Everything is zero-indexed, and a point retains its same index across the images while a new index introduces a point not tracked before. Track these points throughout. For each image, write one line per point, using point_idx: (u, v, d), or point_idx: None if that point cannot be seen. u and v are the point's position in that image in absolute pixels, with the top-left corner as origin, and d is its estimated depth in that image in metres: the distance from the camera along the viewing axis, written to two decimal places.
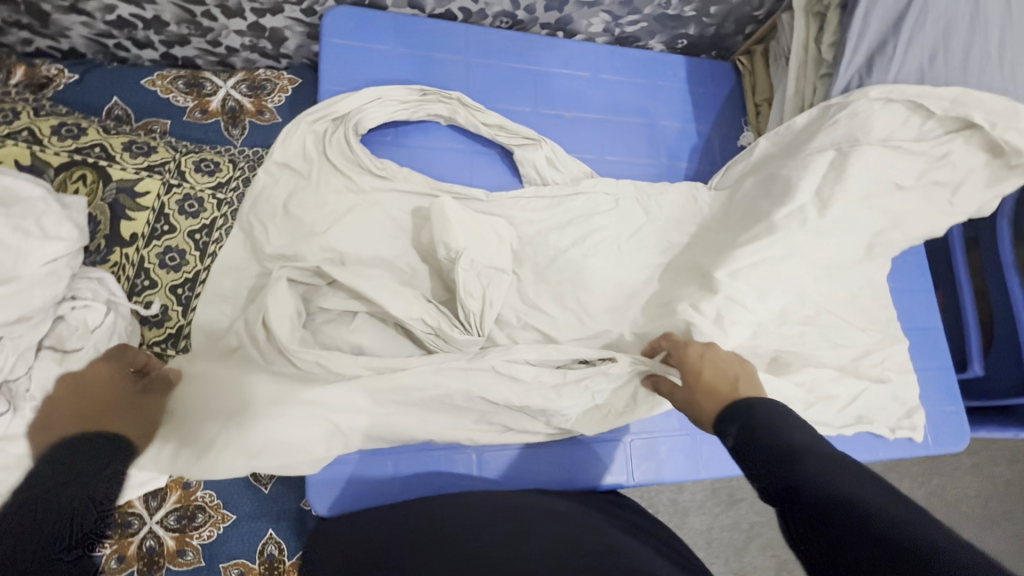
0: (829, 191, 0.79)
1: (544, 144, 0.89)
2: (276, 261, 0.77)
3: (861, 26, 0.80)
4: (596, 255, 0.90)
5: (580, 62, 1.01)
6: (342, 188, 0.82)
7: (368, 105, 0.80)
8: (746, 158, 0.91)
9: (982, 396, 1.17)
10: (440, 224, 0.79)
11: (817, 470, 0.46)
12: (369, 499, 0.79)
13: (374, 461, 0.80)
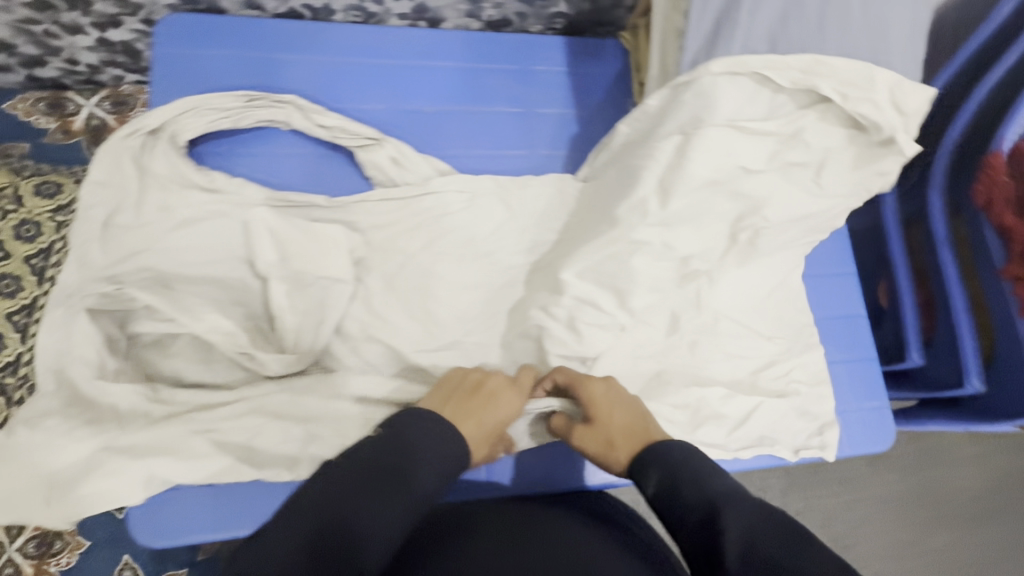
0: (671, 180, 0.74)
1: (386, 143, 0.84)
2: (90, 285, 0.74)
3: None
4: (449, 258, 0.85)
5: (440, 52, 0.95)
6: (165, 205, 0.78)
7: (182, 115, 0.76)
8: (606, 146, 0.85)
9: (924, 386, 1.07)
10: (250, 241, 0.78)
11: (739, 520, 0.55)
12: (196, 527, 0.73)
13: (199, 495, 0.73)
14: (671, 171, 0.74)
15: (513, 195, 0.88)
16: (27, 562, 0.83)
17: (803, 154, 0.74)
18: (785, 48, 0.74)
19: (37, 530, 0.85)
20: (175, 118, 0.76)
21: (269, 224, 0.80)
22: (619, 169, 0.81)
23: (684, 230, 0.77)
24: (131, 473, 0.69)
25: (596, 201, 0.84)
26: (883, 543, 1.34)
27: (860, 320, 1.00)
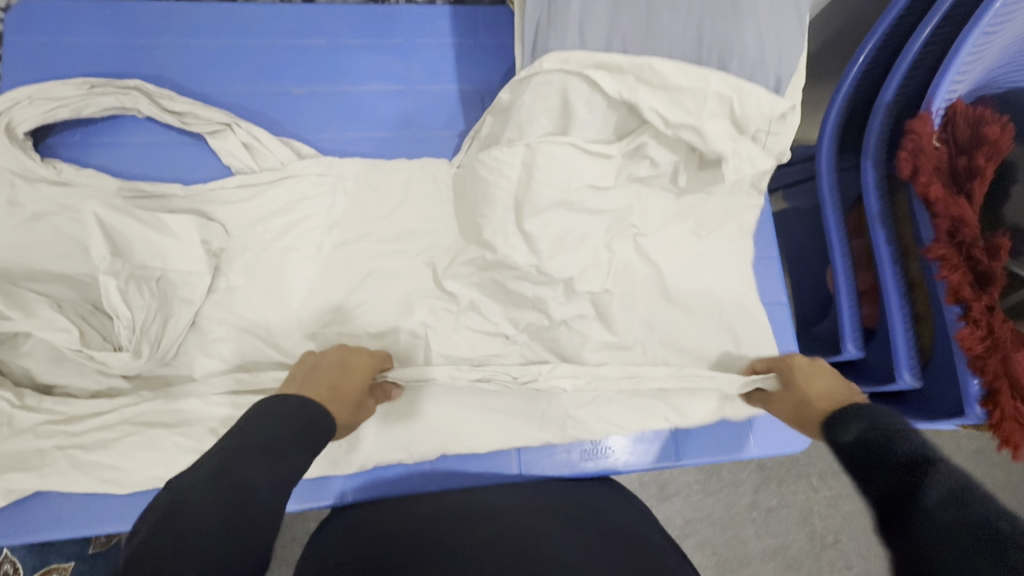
0: (509, 162, 0.70)
1: (237, 128, 0.81)
2: None
3: None
4: (310, 248, 0.81)
5: (313, 29, 0.89)
6: (6, 202, 0.75)
7: (15, 106, 0.75)
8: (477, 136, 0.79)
9: (866, 377, 0.94)
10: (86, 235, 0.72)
11: (946, 468, 0.43)
12: (36, 528, 0.71)
13: (43, 505, 0.72)
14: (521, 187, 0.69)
15: (382, 179, 0.84)
16: None
17: (653, 168, 0.71)
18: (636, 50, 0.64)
19: None
20: (6, 109, 0.75)
21: (103, 218, 0.72)
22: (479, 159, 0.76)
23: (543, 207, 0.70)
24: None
25: (465, 188, 0.79)
26: (864, 545, 1.20)
27: (779, 309, 0.90)
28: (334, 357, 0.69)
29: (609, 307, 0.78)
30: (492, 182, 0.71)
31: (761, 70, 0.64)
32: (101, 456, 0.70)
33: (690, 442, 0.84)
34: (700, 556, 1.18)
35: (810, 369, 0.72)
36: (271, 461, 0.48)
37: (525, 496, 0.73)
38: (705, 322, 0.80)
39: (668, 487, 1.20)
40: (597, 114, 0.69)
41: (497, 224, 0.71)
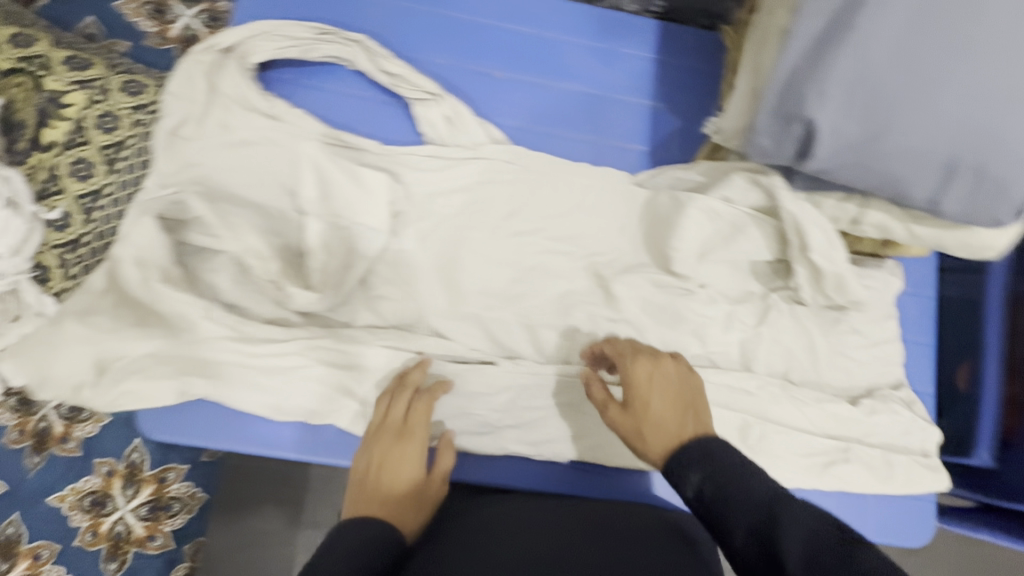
0: (713, 212, 0.78)
1: (444, 101, 0.82)
2: (152, 190, 0.77)
3: (823, 92, 0.60)
4: (483, 229, 0.82)
5: (525, 17, 0.91)
6: (224, 125, 0.80)
7: (251, 37, 0.79)
8: (680, 174, 0.83)
9: (992, 491, 0.90)
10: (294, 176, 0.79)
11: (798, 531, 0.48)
12: (195, 432, 0.77)
13: (209, 411, 0.77)
14: (714, 240, 0.79)
15: (563, 180, 0.84)
16: (58, 423, 0.86)
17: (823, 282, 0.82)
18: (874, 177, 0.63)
19: None
20: (243, 38, 0.79)
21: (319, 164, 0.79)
22: (677, 194, 0.80)
23: (724, 251, 0.79)
24: (148, 370, 0.73)
25: (657, 216, 0.82)
26: None
27: (927, 400, 0.89)
28: (384, 430, 0.68)
29: (752, 351, 0.83)
30: (686, 222, 0.78)
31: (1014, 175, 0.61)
32: (269, 382, 0.75)
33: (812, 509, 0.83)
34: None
35: (657, 380, 0.66)
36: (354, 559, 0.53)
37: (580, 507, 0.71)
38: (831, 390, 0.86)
39: None
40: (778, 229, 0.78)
41: (685, 259, 0.80)
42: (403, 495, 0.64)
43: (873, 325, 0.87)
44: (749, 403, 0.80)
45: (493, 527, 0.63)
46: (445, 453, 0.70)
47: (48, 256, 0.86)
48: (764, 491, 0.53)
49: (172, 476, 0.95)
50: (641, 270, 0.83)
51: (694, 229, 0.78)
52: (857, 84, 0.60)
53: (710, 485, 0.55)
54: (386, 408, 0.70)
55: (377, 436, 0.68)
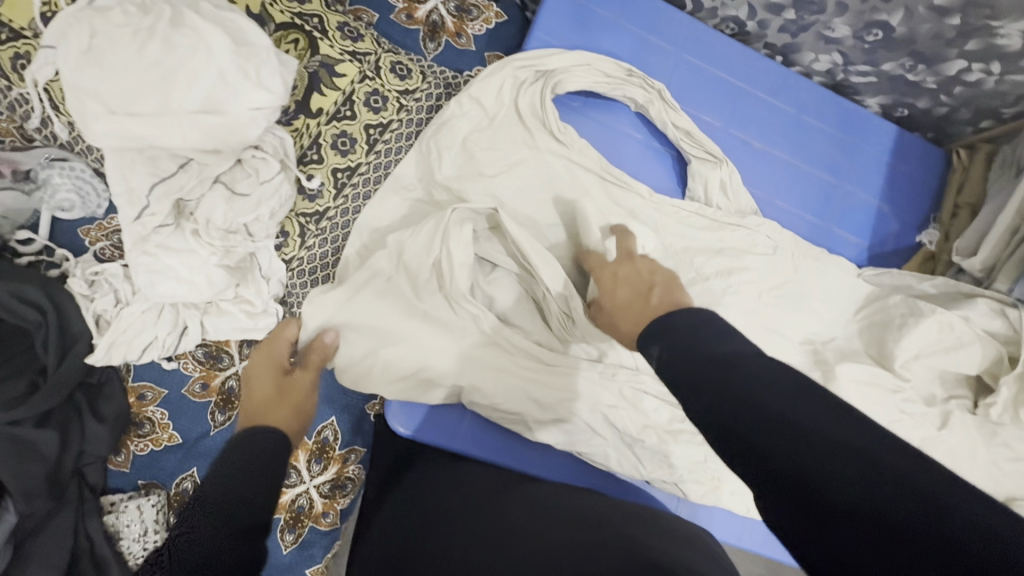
0: (944, 324, 0.83)
1: (724, 166, 0.86)
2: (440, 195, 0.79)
3: None
4: (736, 294, 0.83)
5: (787, 95, 0.95)
6: (518, 140, 0.82)
7: (574, 67, 0.83)
8: (911, 282, 0.91)
9: None
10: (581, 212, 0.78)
11: (781, 415, 0.38)
12: (435, 434, 0.78)
13: (455, 418, 0.79)
14: (940, 351, 0.83)
15: (805, 263, 0.89)
16: None
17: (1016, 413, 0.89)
18: None
19: None
20: (569, 66, 0.84)
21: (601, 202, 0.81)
22: (911, 301, 0.86)
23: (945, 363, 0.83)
24: (419, 370, 0.74)
25: (884, 314, 0.87)
26: None
27: None
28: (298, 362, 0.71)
29: None
30: (921, 328, 0.83)
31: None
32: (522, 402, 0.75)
33: None
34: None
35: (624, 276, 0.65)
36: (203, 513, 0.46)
37: (578, 499, 0.64)
38: None
39: None
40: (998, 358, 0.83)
41: (907, 359, 0.84)
42: (284, 401, 0.62)
43: None
44: None
45: (550, 524, 0.56)
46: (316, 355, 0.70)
47: (293, 224, 0.86)
48: (773, 408, 0.38)
49: (353, 458, 0.95)
50: (859, 357, 0.86)
51: (927, 335, 0.82)
52: None
53: (669, 367, 0.46)
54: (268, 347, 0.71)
55: (628, 309, 0.59)
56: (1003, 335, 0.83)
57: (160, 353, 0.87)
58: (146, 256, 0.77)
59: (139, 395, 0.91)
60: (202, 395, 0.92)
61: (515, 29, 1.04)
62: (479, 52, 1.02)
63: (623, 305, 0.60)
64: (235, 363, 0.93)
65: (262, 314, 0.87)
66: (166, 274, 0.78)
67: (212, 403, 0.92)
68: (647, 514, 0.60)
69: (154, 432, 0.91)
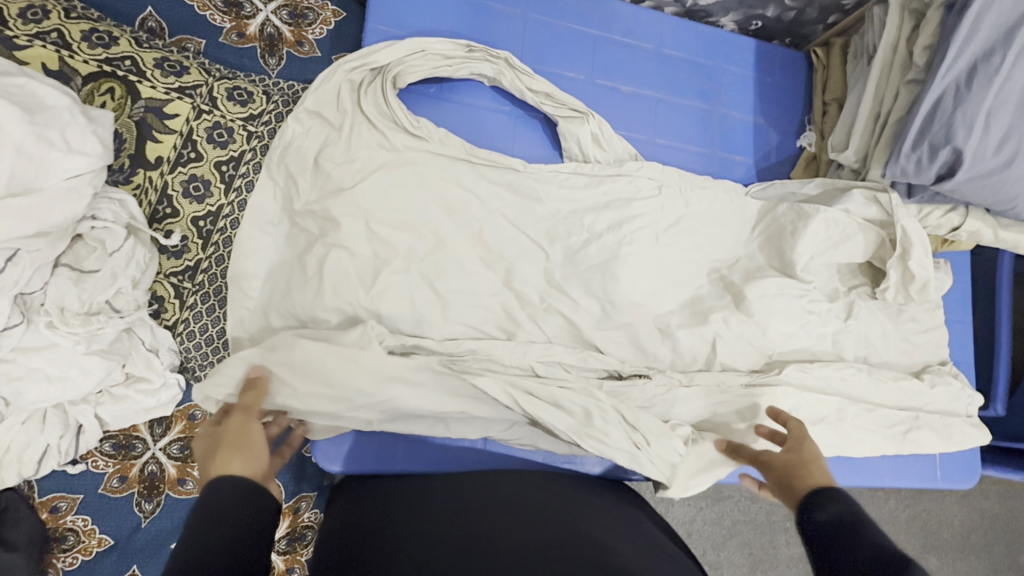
0: (827, 221, 0.87)
1: (590, 119, 0.85)
2: (309, 221, 0.77)
3: (951, 125, 0.72)
4: (631, 243, 0.85)
5: (643, 33, 0.94)
6: (374, 144, 0.78)
7: (410, 56, 0.78)
8: (795, 187, 0.93)
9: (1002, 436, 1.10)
10: (450, 208, 0.80)
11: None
12: (368, 458, 0.81)
13: (383, 445, 0.81)
14: (829, 248, 0.87)
15: (693, 195, 0.90)
16: (171, 462, 0.86)
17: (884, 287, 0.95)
18: (964, 193, 0.78)
19: (181, 433, 0.87)
20: (406, 56, 0.79)
21: (475, 188, 0.81)
22: (798, 206, 0.89)
23: (834, 256, 0.88)
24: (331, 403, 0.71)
25: (777, 226, 0.90)
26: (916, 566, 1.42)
27: (966, 367, 1.06)
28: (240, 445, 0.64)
29: (845, 343, 0.95)
30: (810, 229, 0.86)
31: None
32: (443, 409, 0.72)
33: (895, 467, 0.99)
34: (784, 544, 1.38)
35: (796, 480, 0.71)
36: (214, 537, 0.47)
37: (513, 493, 0.73)
38: (903, 370, 1.00)
39: (770, 491, 1.39)
40: (873, 241, 0.87)
41: (805, 263, 0.88)
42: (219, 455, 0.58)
43: (934, 312, 1.02)
44: (850, 387, 0.93)
45: (510, 528, 0.63)
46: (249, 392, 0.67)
47: (164, 286, 0.80)
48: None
49: (305, 505, 0.91)
50: (765, 273, 0.90)
51: (818, 234, 0.87)
52: (980, 119, 0.72)
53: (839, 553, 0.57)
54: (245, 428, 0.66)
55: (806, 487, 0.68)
56: (879, 219, 0.87)
57: (59, 460, 0.80)
58: (3, 364, 0.69)
59: (51, 508, 0.82)
60: (122, 489, 0.85)
61: (358, 23, 0.98)
62: (326, 57, 0.96)
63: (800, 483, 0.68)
64: (151, 446, 0.86)
65: (162, 388, 0.82)
66: (31, 377, 0.70)
67: (136, 493, 0.85)
68: (592, 511, 0.71)
69: (80, 541, 0.83)
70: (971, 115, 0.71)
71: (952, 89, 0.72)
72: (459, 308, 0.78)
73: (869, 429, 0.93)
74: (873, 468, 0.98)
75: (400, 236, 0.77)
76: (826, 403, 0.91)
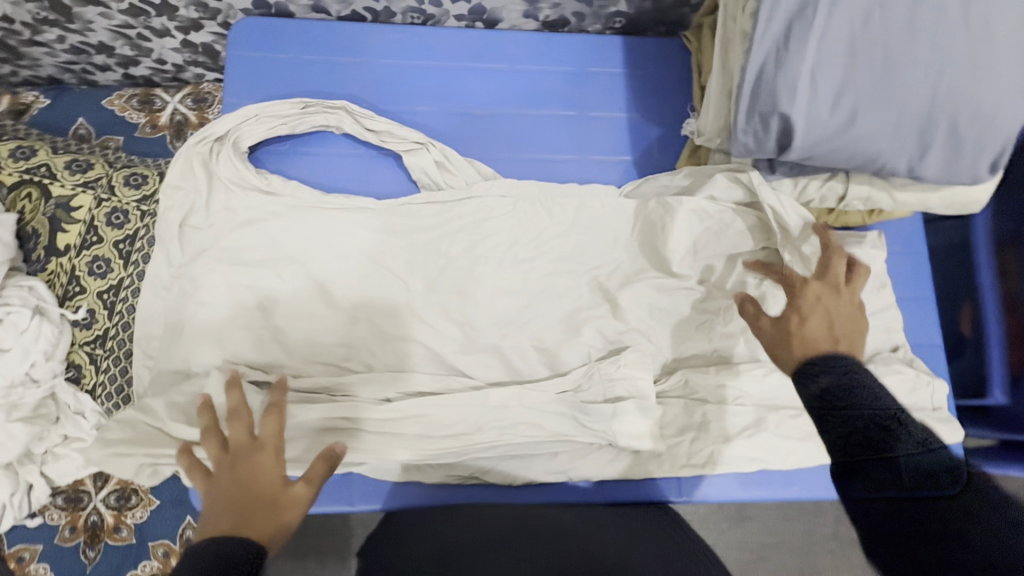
0: (694, 212, 0.85)
1: (431, 148, 0.87)
2: (176, 280, 0.84)
3: (775, 89, 0.65)
4: (485, 265, 0.85)
5: (496, 54, 0.96)
6: (229, 206, 0.85)
7: (243, 124, 0.85)
8: (669, 179, 0.88)
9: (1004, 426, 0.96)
10: (306, 252, 0.84)
11: None
12: None
13: None
14: (706, 239, 0.85)
15: (555, 204, 0.88)
16: (108, 511, 0.95)
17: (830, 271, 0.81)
18: (823, 161, 0.68)
19: (118, 484, 0.97)
20: (236, 125, 0.85)
21: (327, 230, 0.85)
22: (665, 201, 0.86)
23: (714, 247, 0.85)
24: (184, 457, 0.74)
25: (651, 226, 0.87)
26: None
27: (936, 351, 0.91)
28: (217, 465, 0.63)
29: (758, 340, 0.86)
30: (678, 223, 0.84)
31: (989, 137, 0.63)
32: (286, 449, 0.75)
33: (845, 478, 0.85)
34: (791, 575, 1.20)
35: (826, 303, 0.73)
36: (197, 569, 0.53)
37: (537, 517, 0.75)
38: None
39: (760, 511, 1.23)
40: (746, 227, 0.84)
41: (681, 258, 0.86)
42: (218, 507, 0.59)
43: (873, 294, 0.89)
44: (764, 389, 0.84)
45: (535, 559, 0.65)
46: (234, 391, 0.68)
47: (80, 354, 0.91)
48: None
49: None
50: (642, 276, 0.86)
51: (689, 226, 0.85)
52: (805, 78, 0.64)
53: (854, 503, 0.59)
54: (207, 436, 0.65)
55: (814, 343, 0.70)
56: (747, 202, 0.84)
57: (15, 515, 0.90)
58: None
59: (18, 558, 0.93)
60: (72, 537, 0.94)
61: None
62: None
63: (810, 338, 0.70)
64: (93, 498, 0.96)
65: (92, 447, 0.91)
66: None
67: (82, 541, 0.94)
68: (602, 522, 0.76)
69: None
70: (795, 77, 0.64)
71: (772, 51, 0.66)
72: (318, 347, 0.82)
73: (792, 431, 0.83)
74: (813, 479, 0.86)
75: (258, 288, 0.82)
76: (741, 412, 0.83)
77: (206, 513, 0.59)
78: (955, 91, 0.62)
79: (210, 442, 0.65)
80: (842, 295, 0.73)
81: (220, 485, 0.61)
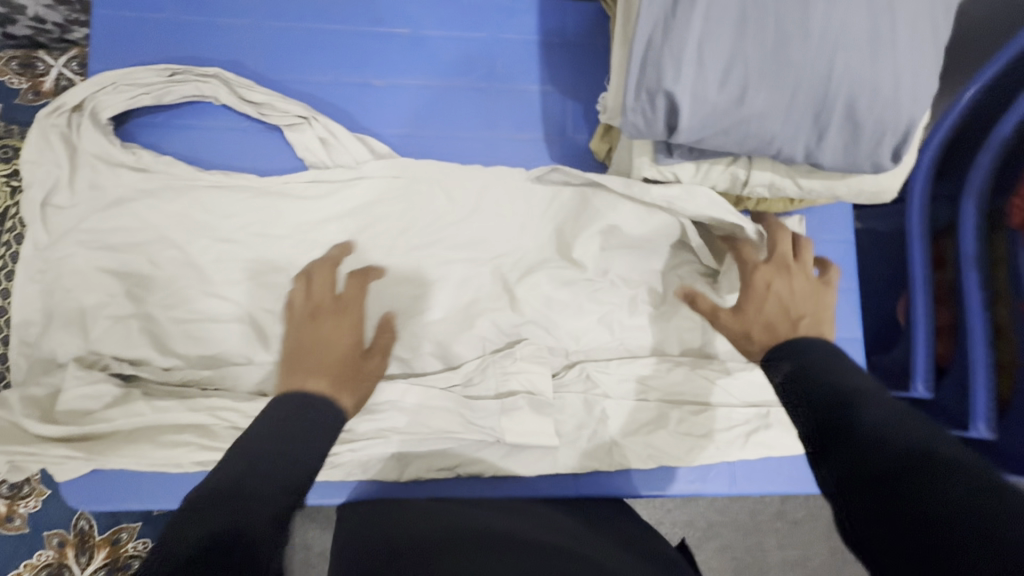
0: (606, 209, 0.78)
1: (316, 122, 0.80)
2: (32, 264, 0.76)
3: (663, 62, 0.59)
4: (376, 253, 0.80)
5: (396, 16, 0.87)
6: (90, 184, 0.77)
7: (99, 93, 0.77)
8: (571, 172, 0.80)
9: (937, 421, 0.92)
10: (178, 234, 0.78)
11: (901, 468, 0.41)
12: (114, 497, 0.75)
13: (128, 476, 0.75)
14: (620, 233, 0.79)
15: (453, 185, 0.82)
16: (0, 500, 0.91)
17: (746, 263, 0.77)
18: (718, 145, 0.62)
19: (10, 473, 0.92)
20: (92, 94, 0.77)
21: (202, 211, 0.79)
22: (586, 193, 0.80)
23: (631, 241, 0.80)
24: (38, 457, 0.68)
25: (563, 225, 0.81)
26: None
27: (852, 344, 0.88)
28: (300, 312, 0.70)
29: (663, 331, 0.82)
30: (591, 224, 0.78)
31: (888, 120, 0.59)
32: (144, 449, 0.69)
33: (748, 473, 0.83)
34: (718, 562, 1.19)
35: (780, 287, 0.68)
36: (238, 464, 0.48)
37: (528, 518, 0.71)
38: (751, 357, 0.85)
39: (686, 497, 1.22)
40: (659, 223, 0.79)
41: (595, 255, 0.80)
42: (311, 349, 0.65)
43: None
44: (666, 383, 0.81)
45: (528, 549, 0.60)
46: (330, 269, 0.74)
47: None
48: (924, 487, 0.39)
49: (125, 536, 0.94)
50: (543, 264, 0.80)
51: (608, 216, 0.78)
52: (695, 50, 0.58)
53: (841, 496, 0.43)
54: (307, 287, 0.72)
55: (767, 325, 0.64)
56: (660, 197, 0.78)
57: None
58: None
59: None
60: None
61: None
62: None
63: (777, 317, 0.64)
64: None
65: None
66: None
67: None
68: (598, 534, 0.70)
69: None
70: (684, 48, 0.58)
71: (661, 20, 0.59)
72: (191, 338, 0.76)
73: (695, 428, 0.80)
74: (716, 474, 0.83)
75: (127, 274, 0.76)
76: (641, 407, 0.80)
77: (292, 342, 0.66)
78: (851, 69, 0.57)
79: (313, 288, 0.71)
80: (795, 278, 0.70)
81: (314, 350, 0.65)
